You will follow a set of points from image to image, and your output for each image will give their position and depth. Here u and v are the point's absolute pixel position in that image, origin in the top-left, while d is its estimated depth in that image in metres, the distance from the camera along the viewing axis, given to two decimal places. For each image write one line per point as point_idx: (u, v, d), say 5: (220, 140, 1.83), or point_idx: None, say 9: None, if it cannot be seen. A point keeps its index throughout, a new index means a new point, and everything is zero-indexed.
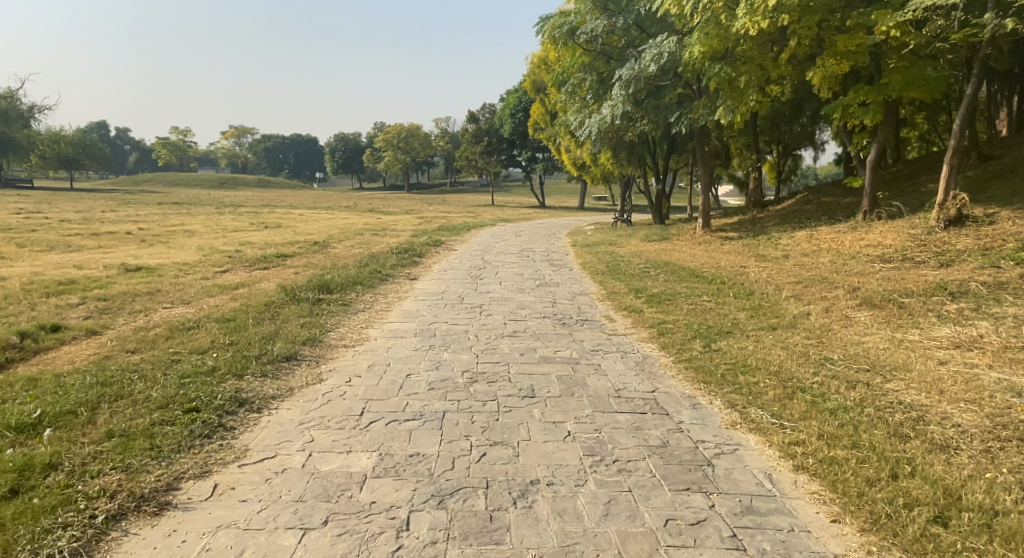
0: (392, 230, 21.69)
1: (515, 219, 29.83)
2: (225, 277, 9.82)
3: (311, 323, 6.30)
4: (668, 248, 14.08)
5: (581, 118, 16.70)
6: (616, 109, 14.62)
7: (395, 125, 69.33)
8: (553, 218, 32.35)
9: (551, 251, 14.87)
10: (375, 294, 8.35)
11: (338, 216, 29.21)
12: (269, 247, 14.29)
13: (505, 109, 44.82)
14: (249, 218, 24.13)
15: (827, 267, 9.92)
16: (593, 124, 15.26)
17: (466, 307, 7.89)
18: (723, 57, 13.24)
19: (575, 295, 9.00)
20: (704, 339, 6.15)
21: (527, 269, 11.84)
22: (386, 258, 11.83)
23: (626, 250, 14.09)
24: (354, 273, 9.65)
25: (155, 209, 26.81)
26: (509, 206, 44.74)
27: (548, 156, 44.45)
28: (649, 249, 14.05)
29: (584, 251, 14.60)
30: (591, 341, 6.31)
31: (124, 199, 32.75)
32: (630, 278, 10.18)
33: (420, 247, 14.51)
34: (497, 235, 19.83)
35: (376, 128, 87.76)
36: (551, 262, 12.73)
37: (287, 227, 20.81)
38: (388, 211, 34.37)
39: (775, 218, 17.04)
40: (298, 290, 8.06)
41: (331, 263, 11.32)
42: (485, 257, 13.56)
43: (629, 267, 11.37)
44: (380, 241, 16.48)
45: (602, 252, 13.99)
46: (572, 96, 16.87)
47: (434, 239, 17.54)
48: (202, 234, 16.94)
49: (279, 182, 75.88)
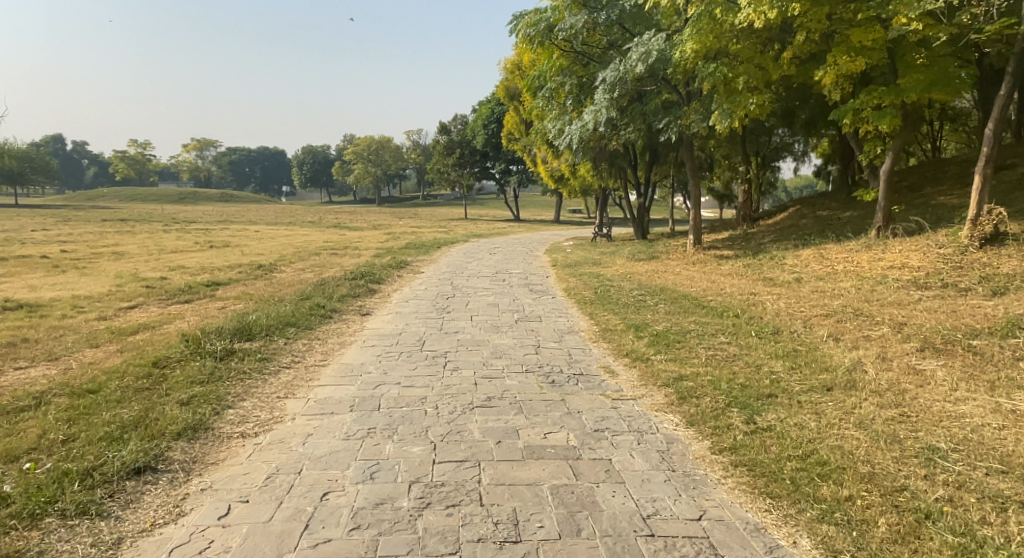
0: (354, 248, 19.87)
1: (488, 235, 28.21)
2: (129, 316, 7.98)
3: (201, 397, 4.55)
4: (659, 269, 12.59)
5: (559, 126, 15.21)
6: (600, 115, 13.07)
7: (366, 138, 67.68)
8: (529, 232, 30.86)
9: (528, 274, 13.28)
10: (310, 340, 6.61)
11: (299, 233, 27.28)
12: (204, 273, 12.42)
13: (478, 120, 43.56)
14: (197, 236, 22.11)
15: (853, 293, 8.46)
16: (575, 131, 13.72)
17: (424, 357, 6.18)
18: (717, 57, 11.84)
19: (561, 334, 7.37)
20: (745, 410, 4.52)
21: (503, 297, 10.20)
22: (336, 287, 10.09)
23: (613, 272, 12.59)
24: (290, 309, 7.89)
25: (97, 227, 24.66)
26: (482, 220, 43.16)
27: (522, 169, 43.14)
28: (639, 271, 12.54)
29: (565, 273, 13.05)
30: (592, 411, 4.65)
31: (68, 216, 30.33)
32: (624, 310, 8.60)
33: (381, 271, 12.79)
34: (469, 254, 18.17)
35: (346, 141, 85.93)
36: (529, 288, 11.12)
37: (236, 246, 18.86)
38: (355, 226, 32.57)
39: (771, 233, 15.67)
40: (208, 338, 6.27)
41: (269, 294, 9.53)
42: (455, 282, 11.88)
43: (621, 294, 9.80)
44: (337, 264, 14.69)
45: (586, 274, 12.44)
46: (550, 102, 15.36)
47: (398, 259, 15.80)
48: (133, 257, 14.96)
49: (244, 197, 73.24)
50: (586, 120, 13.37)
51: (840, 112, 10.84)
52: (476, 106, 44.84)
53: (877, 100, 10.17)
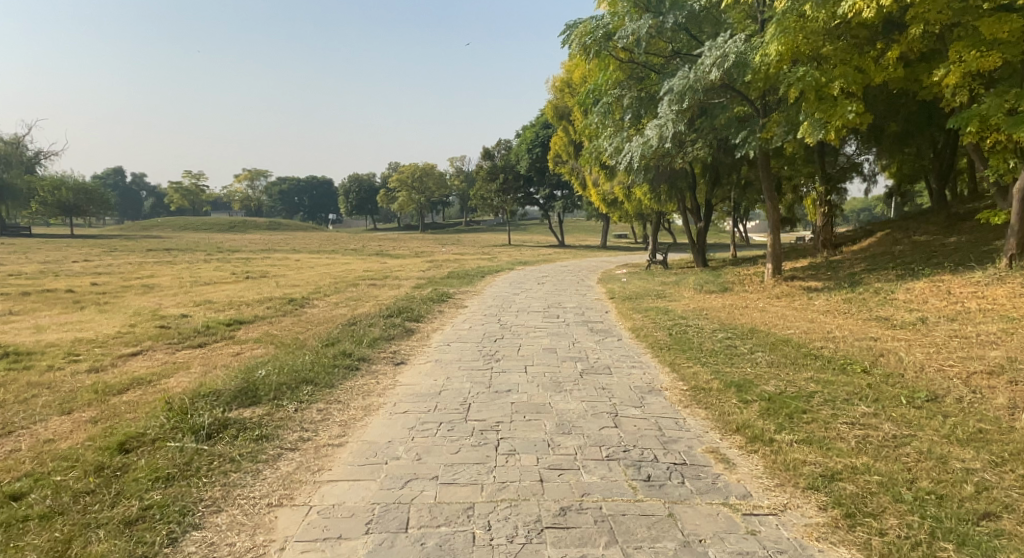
0: (394, 278, 18.75)
1: (535, 262, 26.81)
2: (125, 368, 6.81)
3: (158, 512, 3.21)
4: (739, 304, 10.95)
5: (616, 144, 13.85)
6: (666, 129, 11.61)
7: (411, 165, 67.80)
8: (578, 259, 29.39)
9: (585, 309, 11.81)
10: (329, 405, 5.25)
11: (339, 261, 26.44)
12: (230, 309, 11.34)
13: (523, 145, 42.72)
14: (234, 266, 21.42)
15: (1008, 341, 6.71)
16: (635, 149, 12.28)
17: (470, 431, 4.73)
18: (805, 60, 10.27)
19: (641, 395, 5.84)
20: (967, 553, 2.92)
21: (561, 338, 8.74)
22: (369, 327, 8.78)
23: (684, 307, 11.00)
24: (310, 358, 6.58)
25: (138, 257, 24.33)
26: (527, 247, 41.92)
27: (567, 194, 41.90)
28: (714, 305, 10.95)
29: (628, 308, 11.53)
30: (724, 542, 3.11)
31: (113, 248, 30.20)
32: (713, 359, 7.01)
33: (421, 306, 11.54)
34: (516, 284, 16.82)
35: (391, 169, 86.65)
36: (590, 327, 9.62)
37: (271, 277, 17.95)
38: (398, 254, 31.69)
39: (860, 262, 13.83)
40: (200, 403, 4.98)
41: (291, 337, 8.29)
42: (504, 319, 10.48)
43: (704, 337, 8.19)
44: (375, 297, 13.48)
45: (654, 310, 10.88)
46: (605, 118, 13.98)
47: (440, 291, 14.53)
48: (162, 290, 14.06)
49: (292, 225, 74.11)
50: (649, 135, 11.95)
51: (961, 120, 9.06)
52: (521, 130, 43.97)
53: (1012, 105, 8.43)
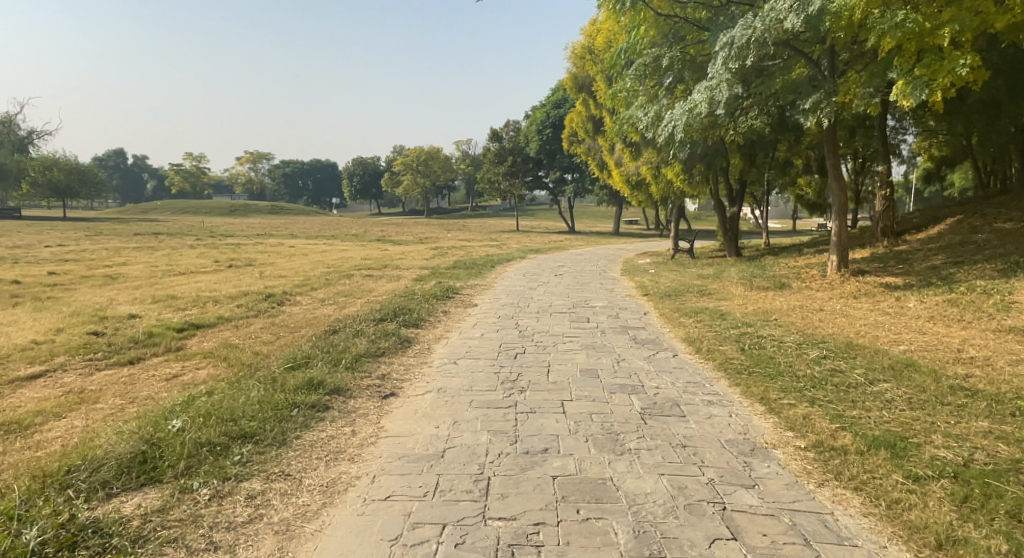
0: (394, 268, 16.86)
1: (547, 250, 24.81)
2: (9, 401, 4.94)
3: None
4: (809, 305, 9.01)
5: (653, 113, 11.80)
6: (721, 93, 9.59)
7: (416, 148, 65.85)
8: (594, 247, 27.40)
9: (620, 310, 9.88)
10: (267, 482, 3.36)
11: (337, 248, 24.47)
12: (193, 306, 9.46)
13: (533, 126, 40.69)
14: (220, 253, 19.57)
15: None
16: (680, 117, 10.27)
17: (492, 549, 2.82)
18: (901, 3, 8.22)
19: (743, 460, 3.91)
20: None
21: (601, 353, 6.80)
22: (354, 337, 6.87)
23: (742, 309, 9.07)
24: (258, 391, 4.66)
25: (119, 242, 22.54)
26: (535, 233, 39.88)
27: (578, 177, 39.88)
28: (778, 307, 9.06)
29: (671, 309, 9.61)
30: None
31: (100, 230, 28.47)
32: (822, 394, 5.09)
33: (423, 304, 9.64)
34: (531, 276, 14.87)
35: (395, 152, 84.73)
36: (631, 336, 7.71)
37: (257, 266, 16.08)
38: (401, 240, 29.75)
39: (936, 253, 11.86)
40: (52, 489, 3.09)
41: (252, 352, 6.40)
42: (526, 322, 8.57)
43: (791, 356, 6.25)
44: (369, 291, 11.58)
45: (706, 313, 8.94)
46: (640, 81, 11.95)
47: (446, 284, 12.62)
48: (124, 282, 12.19)
49: (295, 209, 72.42)
50: (698, 100, 9.95)
51: None
52: (531, 110, 41.89)
53: None
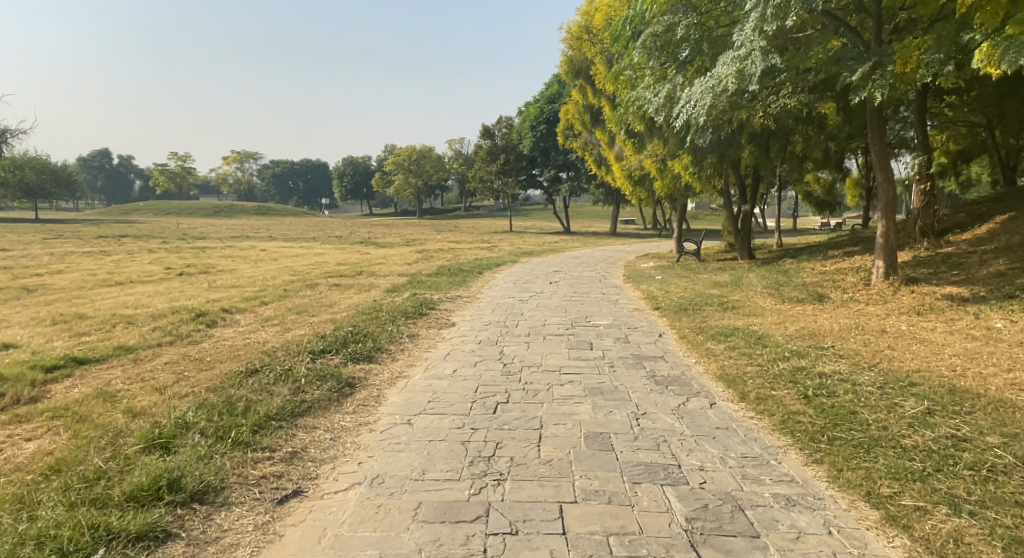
0: (369, 274, 15.01)
1: (541, 253, 22.97)
2: None
3: None
4: (866, 326, 7.22)
5: (664, 93, 9.95)
6: (754, 64, 7.81)
7: (407, 147, 63.92)
8: (592, 249, 25.60)
9: (630, 330, 8.05)
10: None
11: (313, 251, 22.57)
12: (99, 328, 7.60)
13: (526, 121, 38.86)
14: (179, 258, 17.67)
15: None
16: (700, 95, 8.46)
17: None
18: None
19: None
20: None
21: (613, 401, 4.96)
22: (274, 381, 5.04)
23: (782, 331, 7.28)
24: (51, 513, 2.84)
25: (72, 246, 20.58)
26: (530, 234, 38.09)
27: (574, 175, 38.08)
28: (829, 328, 7.26)
29: (693, 330, 7.81)
30: None
31: (62, 233, 26.53)
32: (965, 493, 3.25)
33: (386, 325, 7.79)
34: (522, 284, 13.04)
35: (386, 151, 82.82)
36: (647, 372, 5.88)
37: (212, 274, 14.20)
38: (386, 243, 27.87)
39: (996, 257, 10.11)
40: None
41: (124, 407, 4.56)
42: (511, 352, 6.74)
43: (882, 410, 4.43)
44: (328, 307, 9.73)
45: (738, 336, 7.12)
46: (649, 57, 10.16)
47: (422, 295, 10.78)
48: (37, 296, 10.27)
49: (283, 210, 70.38)
50: (723, 74, 8.16)
51: None
52: (524, 105, 40.03)
53: None
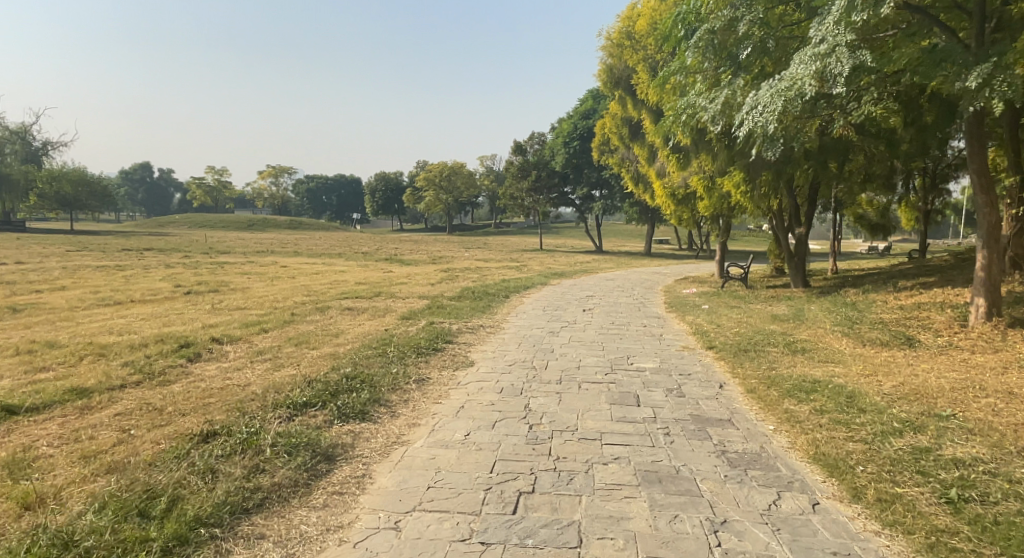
0: (387, 297, 13.89)
1: (573, 274, 21.68)
2: None
3: None
4: (985, 384, 5.80)
5: (722, 98, 8.64)
6: (840, 62, 6.50)
7: (439, 164, 63.39)
8: (627, 271, 24.18)
9: (683, 378, 6.72)
10: None
11: (335, 268, 21.61)
12: (63, 362, 6.55)
13: (559, 138, 37.74)
14: (192, 274, 16.82)
15: None
16: (770, 98, 7.15)
17: None
18: None
19: None
20: None
21: (678, 497, 3.66)
22: (230, 453, 3.86)
23: (876, 388, 5.89)
24: None
25: (87, 260, 19.91)
26: (560, 254, 36.82)
27: (607, 194, 36.75)
28: (937, 386, 5.82)
29: (760, 381, 6.46)
30: None
31: (84, 245, 25.99)
32: None
33: (392, 367, 6.58)
34: (553, 312, 11.78)
35: (418, 167, 82.71)
36: (715, 447, 4.56)
37: (219, 294, 13.23)
38: (412, 260, 26.81)
39: None
40: None
41: (26, 488, 3.43)
42: (540, 408, 5.48)
43: None
44: (333, 337, 8.58)
45: (822, 394, 5.77)
46: (703, 58, 8.88)
47: (440, 325, 9.60)
48: (19, 317, 9.34)
49: (314, 225, 70.38)
50: (799, 74, 6.86)
51: None
52: (558, 122, 38.97)
53: None
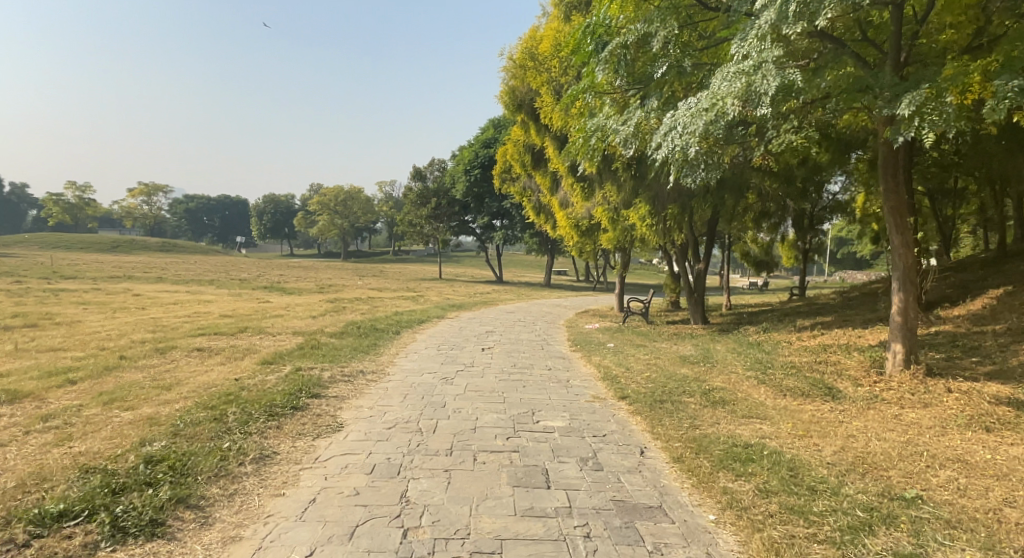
0: (255, 333, 11.98)
1: (472, 306, 20.47)
2: None
3: None
4: (931, 449, 5.09)
5: (636, 120, 7.84)
6: (767, 81, 5.79)
7: (334, 187, 60.55)
8: (529, 303, 23.33)
9: (600, 441, 5.61)
10: None
11: (203, 297, 19.11)
12: None
13: (459, 165, 36.66)
14: (14, 304, 13.99)
15: None
16: (690, 119, 6.34)
17: None
18: None
19: None
20: None
21: None
22: None
23: (820, 457, 5.01)
24: None
25: None
26: (460, 284, 35.59)
27: (508, 224, 36.05)
28: (882, 453, 5.04)
29: (687, 445, 5.46)
30: None
31: None
32: None
33: (224, 441, 4.98)
34: (447, 353, 10.44)
35: (312, 190, 78.95)
36: None
37: (36, 330, 10.81)
38: (296, 289, 24.53)
39: (1017, 340, 8.48)
40: None
41: None
42: (420, 500, 4.11)
43: None
44: (162, 393, 6.77)
45: (763, 465, 4.81)
46: (615, 75, 8.07)
47: (307, 372, 7.99)
48: None
49: (192, 248, 64.77)
50: (722, 93, 6.10)
51: None
52: (459, 149, 37.96)
53: None
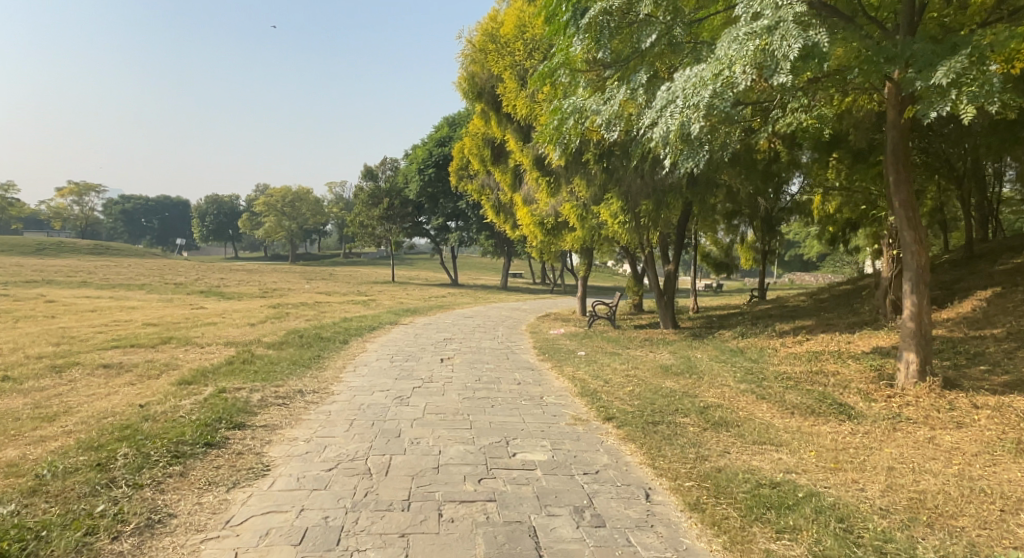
0: (179, 345, 10.47)
1: (428, 311, 19.22)
2: None
3: None
4: (994, 487, 4.20)
5: (621, 97, 6.81)
6: (788, 43, 4.85)
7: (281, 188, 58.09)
8: (488, 307, 22.21)
9: (595, 482, 4.53)
10: None
11: (129, 303, 17.26)
12: None
13: (413, 164, 35.18)
14: None
15: None
16: (694, 90, 5.34)
17: None
18: None
19: None
20: None
21: None
22: None
23: (869, 501, 4.05)
24: None
25: None
26: (413, 287, 34.18)
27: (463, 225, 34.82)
28: (941, 493, 4.12)
29: (702, 485, 4.44)
30: None
31: None
32: None
33: (98, 502, 3.68)
34: (402, 366, 9.21)
35: (258, 190, 75.74)
36: None
37: None
38: (236, 294, 22.71)
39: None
40: None
41: None
42: None
43: None
44: (37, 428, 5.35)
45: (805, 515, 3.81)
46: (595, 48, 7.02)
47: (231, 395, 6.65)
48: None
49: (127, 250, 61.07)
50: (732, 58, 5.13)
51: None
52: (413, 147, 36.51)
53: None
